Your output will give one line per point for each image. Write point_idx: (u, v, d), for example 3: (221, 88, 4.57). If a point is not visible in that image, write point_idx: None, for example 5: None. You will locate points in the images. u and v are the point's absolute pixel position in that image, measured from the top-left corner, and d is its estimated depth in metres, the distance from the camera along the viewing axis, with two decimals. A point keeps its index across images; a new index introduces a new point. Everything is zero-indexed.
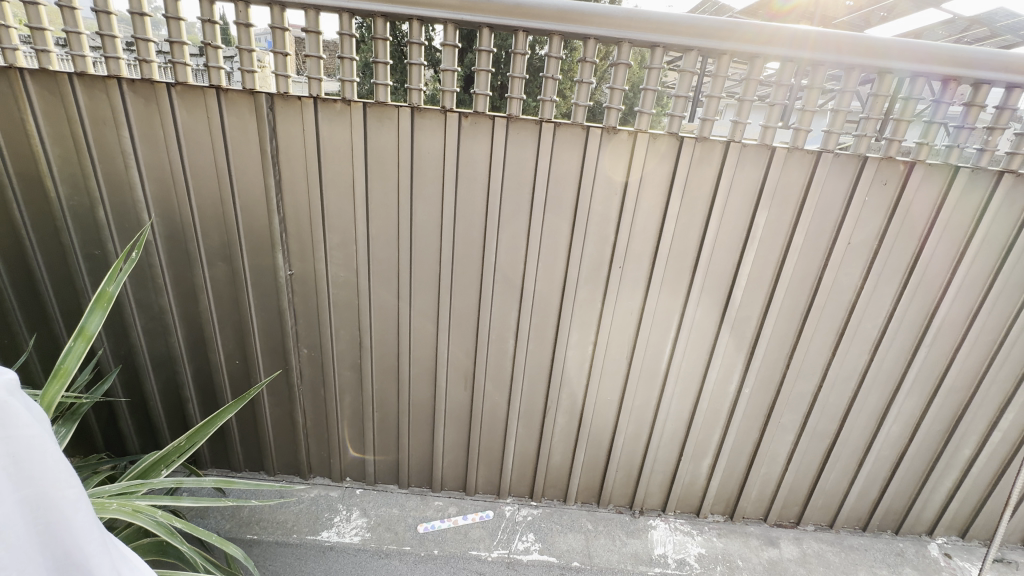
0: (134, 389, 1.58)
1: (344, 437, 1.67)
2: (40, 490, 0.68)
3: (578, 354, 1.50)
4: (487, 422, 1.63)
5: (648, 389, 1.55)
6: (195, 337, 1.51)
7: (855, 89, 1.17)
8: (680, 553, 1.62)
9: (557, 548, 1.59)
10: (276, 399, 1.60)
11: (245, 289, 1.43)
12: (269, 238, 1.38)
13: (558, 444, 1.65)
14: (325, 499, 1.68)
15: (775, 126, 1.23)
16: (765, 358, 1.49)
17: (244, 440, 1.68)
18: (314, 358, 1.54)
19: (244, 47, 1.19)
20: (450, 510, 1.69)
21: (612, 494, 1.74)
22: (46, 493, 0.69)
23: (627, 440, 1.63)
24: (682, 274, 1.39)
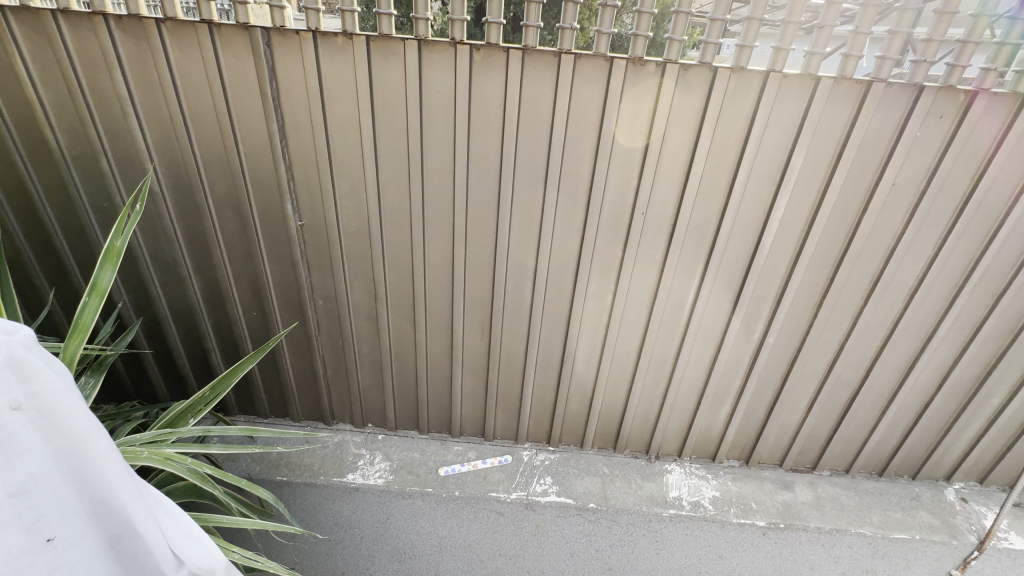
0: (158, 341, 1.61)
1: (364, 386, 1.70)
2: (69, 443, 0.68)
3: (597, 304, 1.47)
4: (505, 371, 1.64)
5: (667, 339, 1.52)
6: (211, 290, 1.51)
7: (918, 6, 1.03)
8: (695, 496, 1.67)
9: (574, 491, 1.65)
10: (295, 349, 1.62)
11: (257, 241, 1.41)
12: (277, 187, 1.33)
13: (576, 393, 1.66)
14: (348, 444, 1.73)
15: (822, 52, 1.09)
16: (793, 308, 1.44)
17: (268, 388, 1.72)
18: (330, 309, 1.53)
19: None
20: (470, 455, 1.73)
21: (629, 441, 1.76)
22: (76, 447, 0.69)
23: (645, 388, 1.63)
24: (709, 221, 1.32)
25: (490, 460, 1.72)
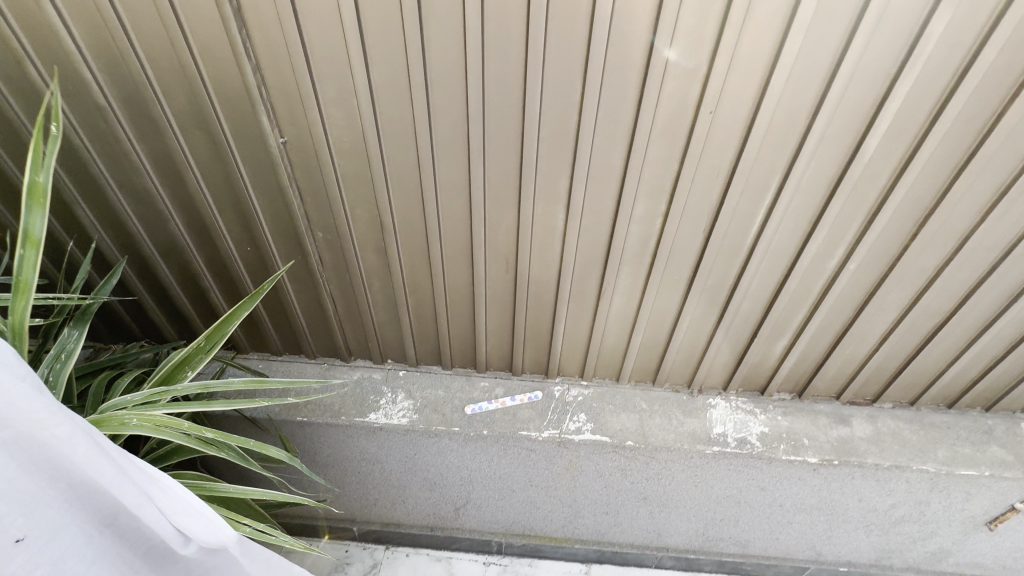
0: (151, 280, 1.46)
1: (380, 323, 1.55)
2: (20, 431, 0.67)
3: (643, 228, 1.23)
4: (533, 305, 1.45)
5: (725, 267, 1.29)
6: (195, 224, 1.31)
7: None
8: (741, 432, 1.54)
9: (610, 428, 1.54)
10: (300, 286, 1.45)
11: (235, 165, 1.18)
12: (247, 95, 1.07)
13: (613, 327, 1.48)
14: (369, 382, 1.63)
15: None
16: (887, 228, 1.17)
17: (278, 326, 1.59)
18: (332, 241, 1.33)
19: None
20: (497, 391, 1.62)
21: (670, 375, 1.60)
22: (27, 434, 0.68)
23: (693, 322, 1.43)
24: (798, 119, 1.01)
25: (519, 397, 1.60)
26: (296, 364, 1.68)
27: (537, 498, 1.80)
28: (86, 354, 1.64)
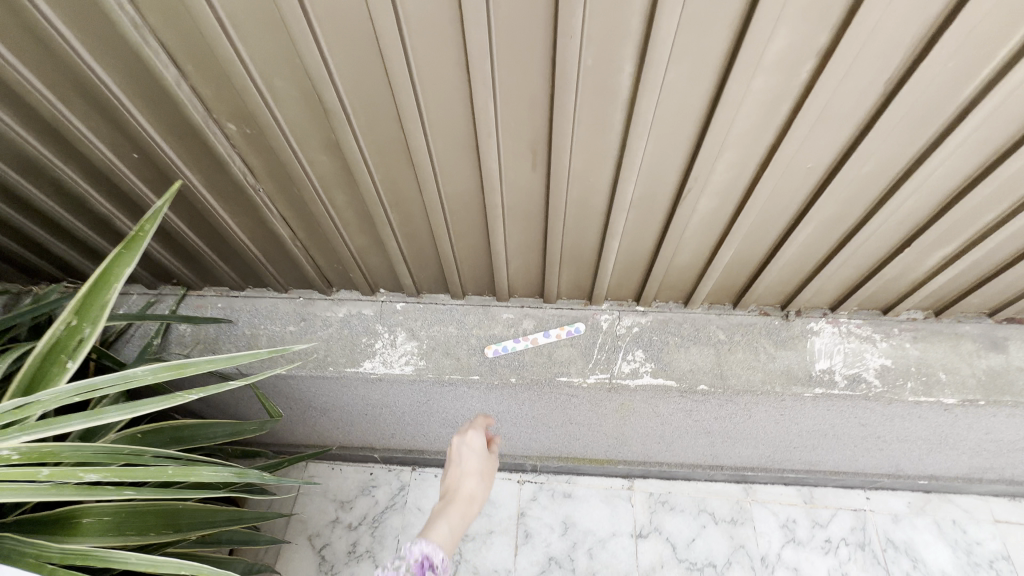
0: (27, 209, 1.03)
1: (358, 249, 1.12)
2: None
3: (776, 84, 0.69)
4: (574, 216, 0.98)
5: (903, 142, 0.76)
6: (37, 121, 0.83)
7: None
8: (854, 367, 1.16)
9: (676, 370, 1.18)
10: (232, 205, 1.00)
11: (39, 15, 0.66)
12: None
13: (691, 241, 1.01)
14: (358, 320, 1.26)
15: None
16: None
17: (225, 258, 1.17)
18: (254, 137, 0.84)
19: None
20: (525, 326, 1.23)
21: (761, 295, 1.17)
22: None
23: (814, 230, 0.96)
24: None
25: (554, 332, 1.21)
26: (265, 300, 1.30)
27: (577, 431, 1.53)
28: (4, 303, 1.29)
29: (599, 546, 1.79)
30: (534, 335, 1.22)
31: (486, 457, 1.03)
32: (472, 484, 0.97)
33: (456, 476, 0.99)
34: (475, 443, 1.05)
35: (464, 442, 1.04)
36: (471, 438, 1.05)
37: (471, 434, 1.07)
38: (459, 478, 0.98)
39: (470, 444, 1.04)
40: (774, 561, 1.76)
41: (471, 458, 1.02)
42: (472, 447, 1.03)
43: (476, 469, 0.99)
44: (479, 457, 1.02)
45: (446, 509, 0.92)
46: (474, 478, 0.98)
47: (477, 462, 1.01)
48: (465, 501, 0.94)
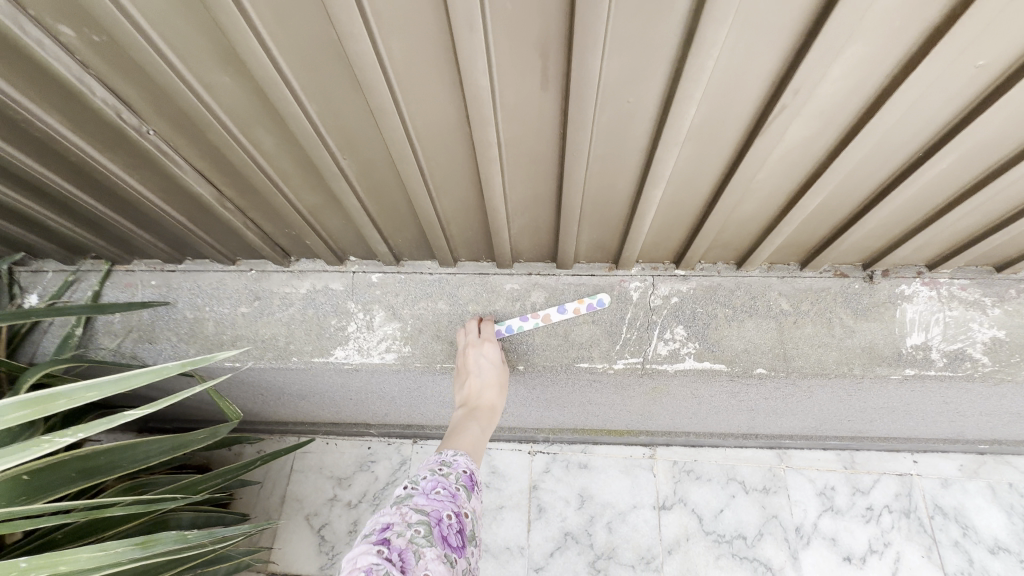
0: None
1: (309, 209, 0.84)
2: None
3: None
4: (602, 156, 0.69)
5: None
6: None
7: None
8: (955, 341, 0.91)
9: (726, 350, 0.93)
10: (119, 156, 0.71)
11: None
12: None
13: (765, 184, 0.73)
14: (325, 297, 1.01)
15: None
16: None
17: (143, 226, 0.90)
18: (108, 47, 0.54)
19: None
20: (534, 299, 0.97)
21: (842, 253, 0.89)
22: None
23: (949, 165, 0.66)
24: None
25: (571, 308, 0.96)
26: (209, 275, 1.04)
27: (596, 409, 1.31)
28: None
29: (618, 519, 1.63)
30: (547, 311, 0.96)
31: (499, 360, 0.91)
32: (494, 394, 0.88)
33: (475, 388, 0.88)
34: (487, 347, 0.91)
35: (476, 349, 0.91)
36: (483, 345, 0.91)
37: (480, 333, 0.93)
38: (478, 388, 0.88)
39: (482, 349, 0.91)
40: (810, 532, 1.58)
41: (487, 366, 0.89)
42: (486, 352, 0.90)
43: (493, 379, 0.89)
44: (494, 361, 0.90)
45: (469, 414, 0.84)
46: (492, 387, 0.88)
47: (493, 370, 0.90)
48: (489, 411, 0.86)
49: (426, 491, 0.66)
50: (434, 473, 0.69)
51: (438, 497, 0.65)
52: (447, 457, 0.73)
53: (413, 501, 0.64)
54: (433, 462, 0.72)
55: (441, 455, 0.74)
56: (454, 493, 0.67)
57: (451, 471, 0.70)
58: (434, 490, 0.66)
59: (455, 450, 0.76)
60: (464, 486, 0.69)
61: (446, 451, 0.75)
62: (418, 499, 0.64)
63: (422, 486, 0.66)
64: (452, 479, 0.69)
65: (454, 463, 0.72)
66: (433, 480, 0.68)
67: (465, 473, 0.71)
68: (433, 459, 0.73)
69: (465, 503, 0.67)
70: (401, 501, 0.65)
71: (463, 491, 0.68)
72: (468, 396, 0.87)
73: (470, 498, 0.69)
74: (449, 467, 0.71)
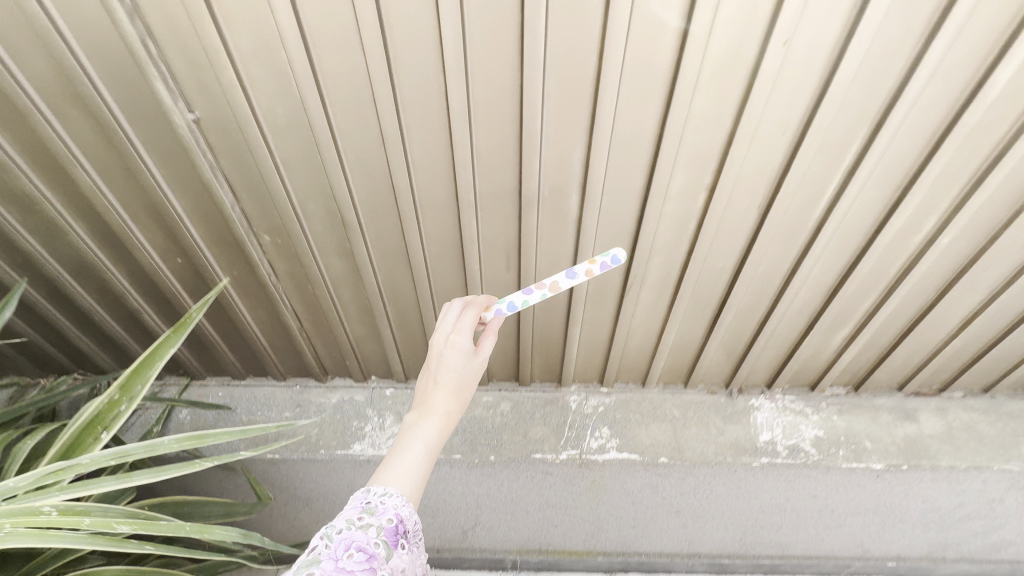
0: (68, 305, 1.18)
1: (355, 338, 1.28)
2: None
3: (682, 210, 0.96)
4: (542, 308, 1.19)
5: (785, 249, 1.02)
6: (105, 233, 1.02)
7: None
8: (792, 438, 1.32)
9: (639, 445, 1.31)
10: (252, 302, 1.17)
11: (135, 157, 0.87)
12: (129, 53, 0.75)
13: (640, 327, 1.22)
14: (350, 405, 1.38)
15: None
16: (997, 192, 0.90)
17: (234, 348, 1.31)
18: (283, 245, 1.04)
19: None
20: (503, 408, 1.37)
21: (706, 375, 1.36)
22: None
23: (734, 318, 1.18)
24: (904, 49, 0.72)
25: (584, 272, 0.87)
26: (263, 388, 1.41)
27: (554, 515, 1.57)
28: (9, 392, 1.37)
29: None
30: (555, 279, 0.87)
31: (476, 352, 0.77)
32: (450, 401, 0.73)
33: (431, 388, 0.74)
34: (465, 328, 0.78)
35: (454, 330, 0.78)
36: (457, 332, 0.77)
37: (464, 312, 0.81)
38: (438, 386, 0.73)
39: (460, 335, 0.77)
40: None
41: (460, 359, 0.75)
42: (462, 343, 0.76)
43: (456, 382, 0.74)
44: (469, 360, 0.76)
45: (415, 424, 0.70)
46: (455, 393, 0.73)
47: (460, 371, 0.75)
48: (438, 435, 0.71)
49: (338, 555, 0.56)
50: (350, 528, 0.58)
51: (351, 563, 0.55)
52: (375, 499, 0.61)
53: (320, 567, 0.55)
54: (354, 509, 0.60)
55: (369, 495, 0.62)
56: (370, 556, 0.56)
57: (371, 524, 0.59)
58: (348, 555, 0.56)
59: (387, 484, 0.64)
60: (386, 544, 0.58)
61: (376, 488, 0.63)
62: (326, 566, 0.55)
63: (333, 548, 0.56)
64: (370, 534, 0.58)
65: (380, 508, 0.61)
66: (347, 537, 0.57)
67: (391, 523, 0.60)
68: (359, 499, 0.62)
69: (384, 565, 0.57)
70: (308, 565, 0.55)
71: (383, 550, 0.57)
72: (422, 403, 0.72)
73: (394, 557, 0.58)
74: (371, 517, 0.60)
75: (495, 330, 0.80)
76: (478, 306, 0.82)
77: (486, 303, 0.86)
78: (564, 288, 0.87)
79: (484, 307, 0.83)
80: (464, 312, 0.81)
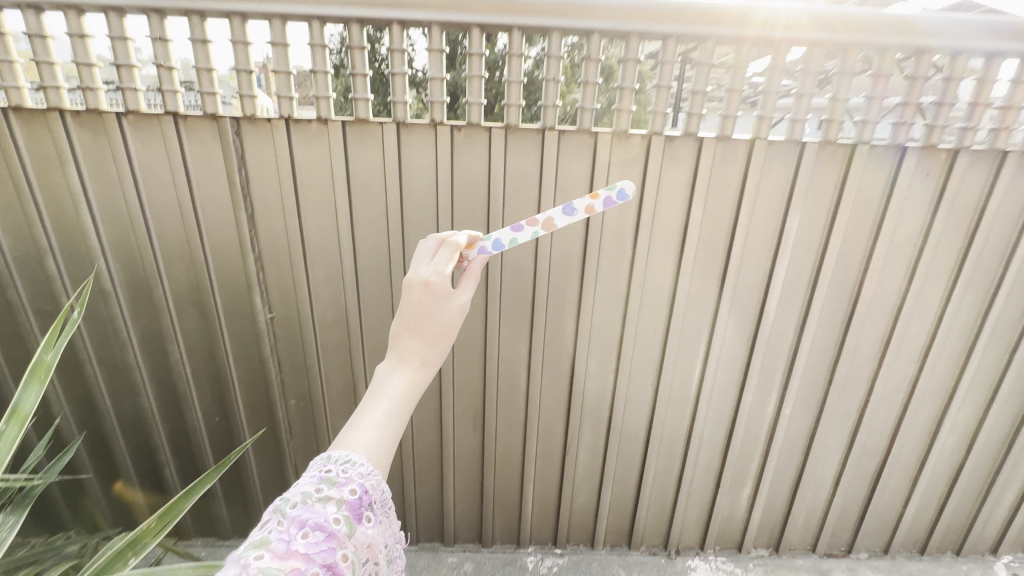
0: (103, 459, 1.40)
1: None
2: None
3: (598, 385, 1.36)
4: (501, 465, 1.47)
5: (678, 415, 1.40)
6: (168, 395, 1.34)
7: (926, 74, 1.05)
8: None
9: None
10: (264, 458, 1.42)
11: (221, 337, 1.27)
12: (245, 277, 1.21)
13: (582, 485, 1.49)
14: None
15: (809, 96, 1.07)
16: (805, 372, 1.35)
17: (231, 505, 1.49)
18: (303, 408, 1.37)
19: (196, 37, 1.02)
20: (466, 567, 1.50)
21: (645, 534, 1.56)
22: None
23: (655, 476, 1.48)
24: (709, 290, 1.26)
25: (582, 209, 0.92)
26: None
27: None
28: None
29: None
30: (551, 215, 0.92)
31: (457, 291, 0.74)
32: (426, 350, 0.71)
33: (405, 331, 0.71)
34: (441, 272, 0.73)
35: (430, 272, 0.73)
36: (432, 273, 0.73)
37: (442, 253, 0.77)
38: (415, 332, 0.71)
39: (435, 277, 0.72)
40: None
41: (437, 306, 0.72)
42: (438, 286, 0.72)
43: (433, 326, 0.71)
44: (448, 305, 0.72)
45: (390, 375, 0.70)
46: (430, 339, 0.71)
47: (437, 312, 0.72)
48: (414, 387, 0.70)
49: (291, 535, 0.54)
50: (306, 502, 0.57)
51: (306, 544, 0.54)
52: (336, 469, 0.60)
53: (270, 549, 0.52)
54: (312, 482, 0.59)
55: (329, 464, 0.61)
56: (329, 534, 0.55)
57: (331, 498, 0.58)
58: (304, 535, 0.54)
59: (350, 453, 0.63)
60: (347, 518, 0.57)
61: (338, 456, 0.62)
62: (277, 547, 0.53)
63: (285, 527, 0.54)
64: (331, 509, 0.57)
65: (341, 479, 0.60)
66: (303, 514, 0.55)
67: (354, 496, 0.59)
68: (317, 469, 0.61)
69: (346, 541, 0.56)
70: (256, 546, 0.53)
71: (344, 526, 0.57)
72: (398, 353, 0.71)
73: (357, 530, 0.58)
74: (330, 490, 0.58)
75: (475, 271, 0.77)
76: (455, 248, 0.77)
77: (471, 240, 0.86)
78: (559, 223, 0.92)
79: (461, 244, 0.79)
80: (441, 252, 0.77)
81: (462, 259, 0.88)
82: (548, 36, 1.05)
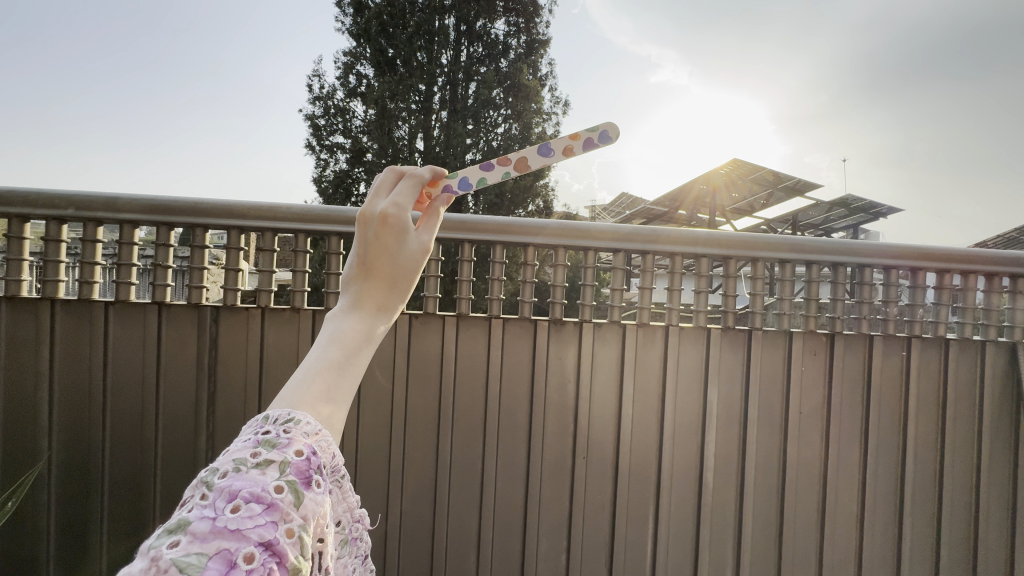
0: None
1: None
2: None
3: (551, 564, 1.34)
4: None
5: None
6: None
7: (790, 280, 1.39)
8: None
9: None
10: None
11: (152, 521, 1.19)
12: (193, 452, 1.21)
13: None
14: None
15: (705, 292, 1.39)
16: (754, 545, 1.36)
17: None
18: None
19: (196, 244, 1.22)
20: None
21: None
22: None
23: None
24: (648, 457, 1.36)
25: (561, 149, 0.91)
26: None
27: None
28: None
29: None
30: (528, 155, 0.90)
31: (418, 229, 0.57)
32: (386, 292, 0.53)
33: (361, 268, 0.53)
34: (404, 203, 0.54)
35: (390, 203, 0.54)
36: (395, 204, 0.54)
37: (401, 182, 0.56)
38: (370, 274, 0.53)
39: (395, 209, 0.54)
40: None
41: (398, 243, 0.53)
42: (399, 220, 0.53)
43: (392, 268, 0.53)
44: (412, 245, 0.54)
45: (339, 323, 0.51)
46: (390, 283, 0.53)
47: (400, 249, 0.53)
48: (368, 340, 0.51)
49: (217, 511, 0.38)
50: (238, 470, 0.40)
51: (237, 519, 0.38)
52: (275, 430, 0.43)
53: (188, 533, 0.36)
54: (245, 445, 0.41)
55: (266, 425, 0.43)
56: (269, 506, 0.39)
57: (271, 463, 0.41)
58: (235, 509, 0.38)
59: (293, 411, 0.45)
60: (294, 486, 0.41)
61: (278, 414, 0.44)
62: (198, 529, 0.36)
63: (210, 501, 0.38)
64: (271, 476, 0.40)
65: (283, 440, 0.42)
66: (233, 483, 0.39)
67: (302, 458, 0.42)
68: (251, 430, 0.43)
69: (293, 513, 0.40)
70: (170, 532, 0.36)
71: (292, 494, 0.40)
72: (349, 297, 0.53)
73: (308, 500, 0.41)
74: (272, 450, 0.41)
75: (437, 209, 0.61)
76: (422, 175, 0.57)
77: (439, 176, 0.69)
78: (535, 162, 0.90)
79: (428, 172, 0.59)
80: (401, 179, 0.57)
81: (425, 196, 0.72)
82: (494, 246, 1.37)
